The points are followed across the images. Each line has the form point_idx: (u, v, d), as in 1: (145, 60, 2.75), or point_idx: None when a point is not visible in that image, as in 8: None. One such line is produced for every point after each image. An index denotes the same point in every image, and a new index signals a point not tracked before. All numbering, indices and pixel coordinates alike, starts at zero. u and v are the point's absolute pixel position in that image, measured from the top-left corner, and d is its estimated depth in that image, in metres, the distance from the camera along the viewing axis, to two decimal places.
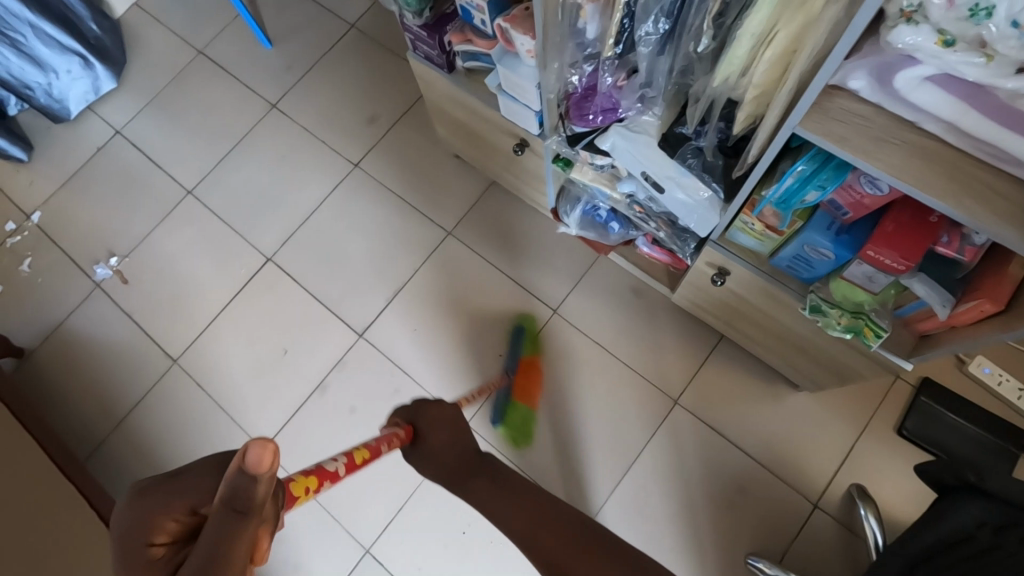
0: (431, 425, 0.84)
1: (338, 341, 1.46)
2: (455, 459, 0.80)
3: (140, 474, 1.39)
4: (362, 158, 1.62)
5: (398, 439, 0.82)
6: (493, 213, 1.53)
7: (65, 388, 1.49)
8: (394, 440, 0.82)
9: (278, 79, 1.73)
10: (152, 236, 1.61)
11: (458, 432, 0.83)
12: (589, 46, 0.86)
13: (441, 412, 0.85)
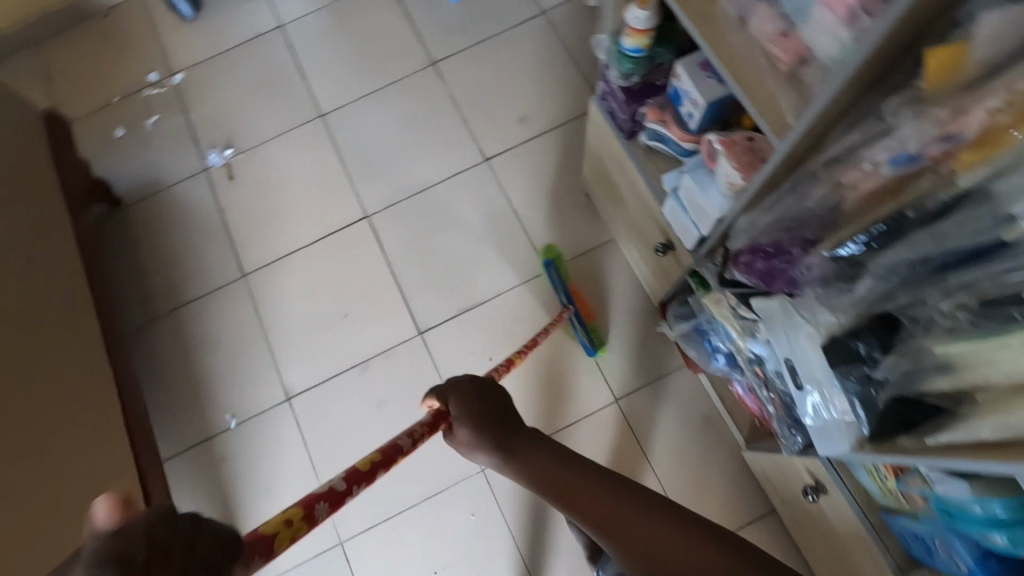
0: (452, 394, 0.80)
1: (398, 329, 1.41)
2: (496, 422, 0.75)
3: (174, 367, 1.42)
4: (495, 155, 1.53)
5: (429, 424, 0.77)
6: (598, 271, 1.42)
7: (141, 255, 1.51)
8: (425, 425, 0.77)
9: (449, 38, 1.64)
10: (272, 144, 1.59)
11: (494, 404, 0.78)
12: (805, 229, 0.74)
13: (472, 387, 0.80)
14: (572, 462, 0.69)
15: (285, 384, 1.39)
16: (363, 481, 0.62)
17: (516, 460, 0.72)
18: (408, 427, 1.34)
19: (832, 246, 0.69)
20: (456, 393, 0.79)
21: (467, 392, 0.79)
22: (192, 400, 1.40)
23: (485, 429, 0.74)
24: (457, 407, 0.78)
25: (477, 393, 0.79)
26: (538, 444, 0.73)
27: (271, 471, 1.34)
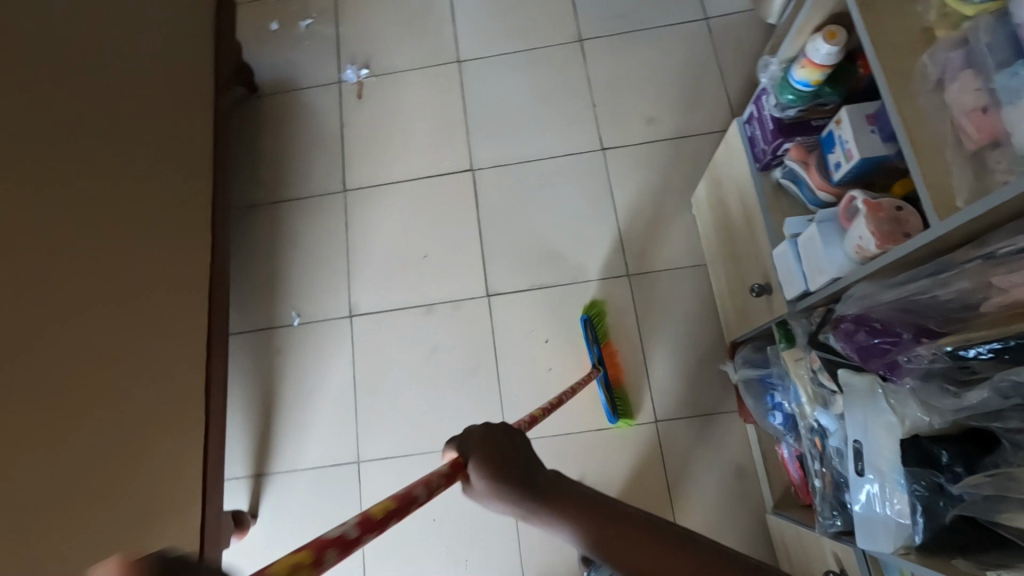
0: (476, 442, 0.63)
1: (469, 284, 1.44)
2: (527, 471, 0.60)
3: (260, 254, 1.51)
4: (613, 147, 1.51)
5: (444, 475, 0.60)
6: (678, 291, 1.39)
7: (261, 144, 1.60)
8: (440, 475, 0.60)
9: (603, 20, 1.62)
10: (405, 76, 1.63)
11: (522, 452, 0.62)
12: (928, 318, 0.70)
13: (498, 431, 0.64)
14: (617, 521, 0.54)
15: (352, 301, 1.46)
16: (377, 529, 0.51)
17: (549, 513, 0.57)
18: (451, 377, 1.38)
19: (959, 342, 0.64)
20: (474, 443, 0.62)
21: (481, 443, 0.62)
22: (267, 289, 1.49)
23: (512, 486, 0.58)
24: (476, 460, 0.61)
25: (497, 439, 0.63)
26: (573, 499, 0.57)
27: (316, 375, 1.42)
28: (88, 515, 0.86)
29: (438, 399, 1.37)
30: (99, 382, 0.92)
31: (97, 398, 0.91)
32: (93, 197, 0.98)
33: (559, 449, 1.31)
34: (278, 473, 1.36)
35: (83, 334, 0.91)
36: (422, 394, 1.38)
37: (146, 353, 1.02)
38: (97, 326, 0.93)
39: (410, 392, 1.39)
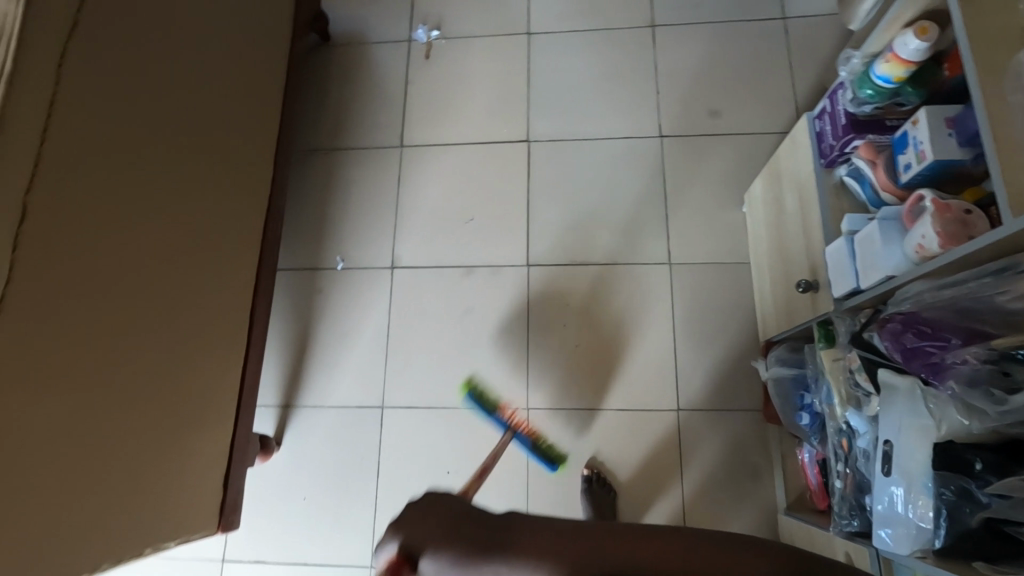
0: (402, 528, 0.67)
1: (511, 252, 1.46)
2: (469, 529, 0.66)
3: (313, 197, 1.56)
4: (671, 136, 1.51)
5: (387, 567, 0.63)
6: (718, 286, 1.39)
7: (327, 92, 1.65)
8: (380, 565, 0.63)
9: (678, 8, 1.61)
10: (474, 42, 1.65)
11: (448, 523, 0.67)
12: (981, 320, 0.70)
13: (431, 508, 0.69)
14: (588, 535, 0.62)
15: (395, 254, 1.49)
16: None
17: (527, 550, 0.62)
18: (481, 341, 1.40)
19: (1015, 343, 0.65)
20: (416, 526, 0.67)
21: (430, 512, 0.68)
22: (316, 232, 1.53)
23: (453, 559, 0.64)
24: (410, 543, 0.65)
25: (424, 512, 0.69)
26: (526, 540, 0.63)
27: (352, 320, 1.46)
28: (144, 405, 0.92)
29: (466, 358, 1.40)
30: (164, 281, 0.96)
31: (166, 299, 0.97)
32: (178, 106, 1.02)
33: (578, 423, 1.33)
34: (304, 407, 1.41)
35: (156, 232, 0.95)
36: (451, 351, 1.40)
37: (205, 264, 1.06)
38: (169, 228, 0.98)
39: (439, 348, 1.41)
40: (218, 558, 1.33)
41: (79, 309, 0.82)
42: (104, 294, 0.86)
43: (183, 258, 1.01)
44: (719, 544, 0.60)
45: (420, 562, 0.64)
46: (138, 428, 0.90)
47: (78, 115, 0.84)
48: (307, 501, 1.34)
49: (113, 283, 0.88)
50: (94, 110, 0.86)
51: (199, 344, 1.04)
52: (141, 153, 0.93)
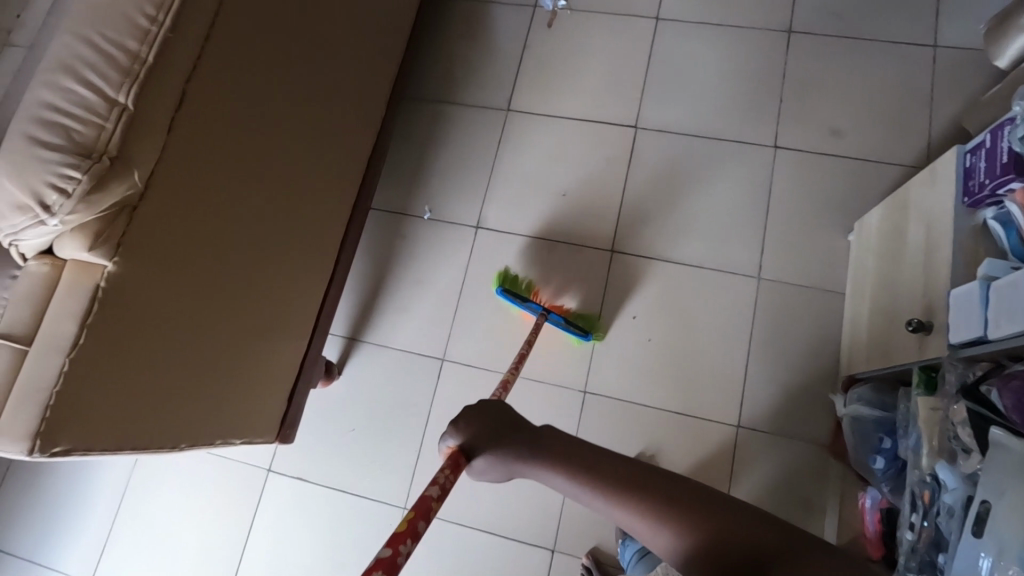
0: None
1: (597, 235, 1.44)
2: None
3: (413, 145, 1.58)
4: (787, 149, 1.44)
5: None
6: (806, 310, 1.33)
7: (446, 44, 1.65)
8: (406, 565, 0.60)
9: (823, 16, 1.52)
10: (601, 17, 1.61)
11: None
12: None
13: None
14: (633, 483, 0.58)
15: (482, 214, 1.50)
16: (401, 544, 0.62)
17: (578, 479, 0.61)
18: (551, 316, 1.40)
19: None
20: None
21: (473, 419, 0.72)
22: (409, 178, 1.56)
23: (512, 455, 0.68)
24: None
25: None
26: (554, 444, 0.66)
27: (429, 270, 1.48)
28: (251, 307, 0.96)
29: (532, 330, 1.40)
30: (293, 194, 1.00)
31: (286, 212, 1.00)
32: None
33: (633, 415, 1.32)
34: (369, 343, 1.45)
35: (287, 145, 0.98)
36: (519, 320, 1.41)
37: (324, 186, 1.09)
38: (309, 144, 1.00)
39: (508, 315, 1.42)
40: (265, 467, 1.39)
41: (239, 202, 0.85)
42: (256, 193, 0.88)
43: (310, 180, 1.04)
44: None
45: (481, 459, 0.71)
46: (244, 324, 0.94)
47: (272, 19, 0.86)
48: (356, 433, 1.39)
49: (264, 184, 0.90)
50: (284, 16, 0.88)
51: (302, 258, 1.08)
52: (306, 64, 0.95)
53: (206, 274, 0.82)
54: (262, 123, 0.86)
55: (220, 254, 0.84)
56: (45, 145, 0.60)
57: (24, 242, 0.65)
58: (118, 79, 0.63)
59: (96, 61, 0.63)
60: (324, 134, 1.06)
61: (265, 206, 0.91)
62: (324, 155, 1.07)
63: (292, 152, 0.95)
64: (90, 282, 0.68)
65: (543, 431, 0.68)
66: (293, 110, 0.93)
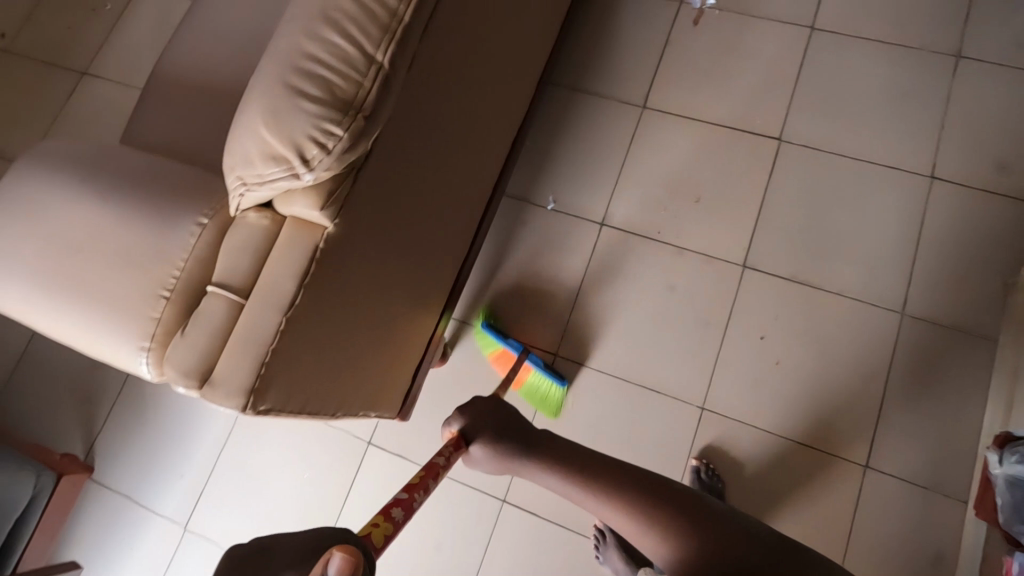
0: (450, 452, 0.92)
1: (730, 247, 1.38)
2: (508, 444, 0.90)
3: (543, 133, 1.54)
4: (944, 180, 1.36)
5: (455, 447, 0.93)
6: (951, 354, 1.26)
7: (585, 32, 1.60)
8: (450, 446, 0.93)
9: (1000, 42, 1.41)
10: (750, 20, 1.54)
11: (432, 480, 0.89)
12: None
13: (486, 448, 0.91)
14: (635, 492, 0.76)
15: (609, 211, 1.46)
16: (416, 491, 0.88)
17: (563, 479, 0.84)
18: (672, 326, 1.36)
19: None
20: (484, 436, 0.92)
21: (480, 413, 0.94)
22: (536, 166, 1.52)
23: (515, 450, 0.89)
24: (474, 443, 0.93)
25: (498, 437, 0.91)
26: (557, 451, 0.87)
27: (549, 261, 1.44)
28: (421, 283, 0.94)
29: (652, 338, 1.36)
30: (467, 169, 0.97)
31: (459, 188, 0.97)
32: None
33: (751, 440, 1.28)
34: (481, 329, 1.43)
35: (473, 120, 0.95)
36: (638, 326, 1.38)
37: (490, 161, 1.04)
38: (489, 119, 0.96)
39: (627, 319, 1.38)
40: (366, 439, 1.38)
41: (435, 173, 0.82)
42: (446, 165, 0.85)
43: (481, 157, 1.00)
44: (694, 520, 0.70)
45: (476, 441, 0.92)
46: (411, 300, 0.91)
47: None
48: None
49: (455, 157, 0.86)
50: None
51: (459, 236, 1.04)
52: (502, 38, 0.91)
53: (400, 247, 0.80)
54: (466, 91, 0.82)
55: (412, 227, 0.81)
56: (306, 96, 0.57)
57: (255, 194, 0.63)
58: (378, 36, 0.60)
59: (358, 13, 0.60)
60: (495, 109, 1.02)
61: (450, 181, 0.88)
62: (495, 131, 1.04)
63: (476, 126, 0.91)
64: (311, 239, 0.65)
65: (543, 438, 0.89)
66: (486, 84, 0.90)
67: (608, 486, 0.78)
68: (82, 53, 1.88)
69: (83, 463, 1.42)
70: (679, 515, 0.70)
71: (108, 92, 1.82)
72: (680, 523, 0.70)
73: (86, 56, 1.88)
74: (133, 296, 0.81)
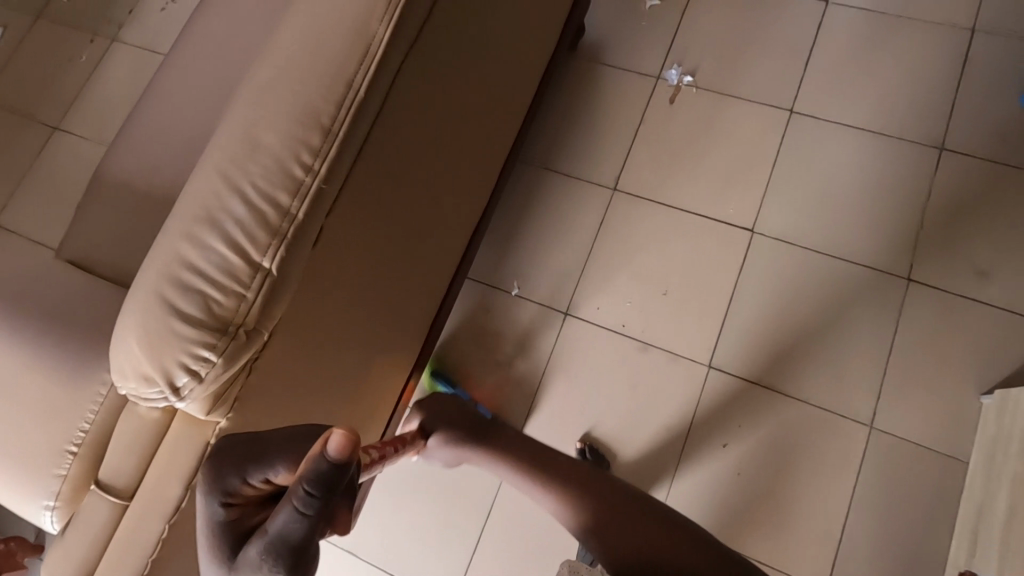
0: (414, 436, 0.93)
1: (696, 345, 1.34)
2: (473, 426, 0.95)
3: (510, 213, 1.50)
4: (920, 282, 1.31)
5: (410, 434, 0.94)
6: (919, 472, 1.21)
7: (559, 108, 1.56)
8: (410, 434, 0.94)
9: (984, 137, 1.37)
10: (728, 100, 1.50)
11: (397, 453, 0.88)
12: None
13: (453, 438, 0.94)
14: (575, 476, 0.82)
15: (574, 299, 1.41)
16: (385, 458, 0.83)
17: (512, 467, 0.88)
18: (633, 426, 1.32)
19: None
20: (441, 422, 0.97)
21: (432, 404, 0.99)
22: (502, 247, 1.48)
23: (474, 440, 0.93)
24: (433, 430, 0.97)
25: (450, 423, 0.96)
26: (510, 439, 0.92)
27: (510, 351, 1.41)
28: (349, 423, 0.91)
29: (612, 438, 1.32)
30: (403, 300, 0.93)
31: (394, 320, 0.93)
32: None
33: None
34: None
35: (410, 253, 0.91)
36: (599, 426, 1.33)
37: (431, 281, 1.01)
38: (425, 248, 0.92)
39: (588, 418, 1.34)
40: None
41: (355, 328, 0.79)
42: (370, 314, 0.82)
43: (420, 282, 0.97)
44: (627, 514, 0.74)
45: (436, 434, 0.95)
46: None
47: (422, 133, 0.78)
48: None
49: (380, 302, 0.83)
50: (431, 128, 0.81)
51: (399, 358, 1.01)
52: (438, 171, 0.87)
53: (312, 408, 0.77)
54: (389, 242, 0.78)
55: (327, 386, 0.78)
56: (182, 314, 0.54)
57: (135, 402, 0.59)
58: (265, 240, 0.57)
59: (245, 216, 0.57)
60: (439, 230, 0.99)
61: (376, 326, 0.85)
62: (437, 252, 1.00)
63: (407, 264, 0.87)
64: (199, 436, 0.64)
65: (495, 429, 0.94)
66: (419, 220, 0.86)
67: (547, 474, 0.84)
68: (57, 107, 1.87)
69: (33, 545, 1.40)
70: (600, 505, 0.77)
71: (80, 149, 1.81)
72: (601, 515, 0.75)
73: (60, 109, 1.86)
74: (37, 450, 0.78)
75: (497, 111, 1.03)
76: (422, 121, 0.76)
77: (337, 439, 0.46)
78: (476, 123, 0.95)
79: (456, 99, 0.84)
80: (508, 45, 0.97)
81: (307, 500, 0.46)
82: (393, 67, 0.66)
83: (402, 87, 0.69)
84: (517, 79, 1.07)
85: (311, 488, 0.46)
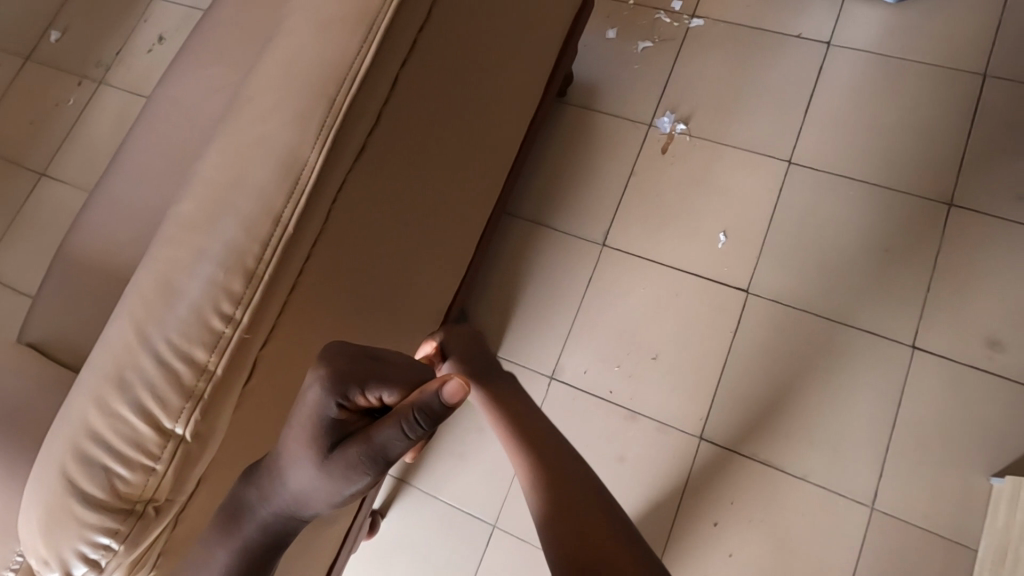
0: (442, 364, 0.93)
1: (686, 414, 1.28)
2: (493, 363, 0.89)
3: (495, 268, 1.45)
4: (926, 350, 1.23)
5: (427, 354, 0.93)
6: (925, 561, 1.14)
7: (547, 157, 1.51)
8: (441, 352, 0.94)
9: (999, 194, 1.28)
10: (723, 149, 1.43)
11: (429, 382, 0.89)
12: None
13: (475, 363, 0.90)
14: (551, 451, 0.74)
15: (559, 363, 1.36)
16: None
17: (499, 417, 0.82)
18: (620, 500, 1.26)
19: None
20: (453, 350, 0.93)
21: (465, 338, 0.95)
22: (486, 305, 1.43)
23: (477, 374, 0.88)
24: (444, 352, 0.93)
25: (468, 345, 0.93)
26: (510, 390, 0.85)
27: None
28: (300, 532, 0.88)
29: None
30: None
31: None
32: None
33: None
34: (418, 489, 1.34)
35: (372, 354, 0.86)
36: None
37: None
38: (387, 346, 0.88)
39: None
40: None
41: None
42: None
43: None
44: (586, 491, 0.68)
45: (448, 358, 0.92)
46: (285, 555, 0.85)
47: (374, 242, 0.73)
48: None
49: None
50: (387, 234, 0.76)
51: None
52: (396, 270, 0.82)
53: None
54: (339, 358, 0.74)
55: None
56: (85, 496, 0.52)
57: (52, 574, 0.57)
58: (178, 405, 0.53)
59: (157, 379, 0.54)
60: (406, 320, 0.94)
61: None
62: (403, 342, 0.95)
63: None
64: None
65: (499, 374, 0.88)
66: (379, 323, 0.82)
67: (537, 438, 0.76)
68: (43, 151, 1.85)
69: None
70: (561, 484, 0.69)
71: (65, 196, 1.78)
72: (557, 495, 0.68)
73: (45, 153, 1.84)
74: None
75: (468, 191, 0.98)
76: (371, 233, 0.72)
77: (452, 382, 0.51)
78: (442, 211, 0.90)
79: (415, 196, 0.80)
80: (476, 126, 0.92)
81: (413, 427, 0.51)
82: (330, 190, 0.62)
83: (344, 206, 0.65)
84: (490, 154, 1.02)
85: (416, 420, 0.51)
